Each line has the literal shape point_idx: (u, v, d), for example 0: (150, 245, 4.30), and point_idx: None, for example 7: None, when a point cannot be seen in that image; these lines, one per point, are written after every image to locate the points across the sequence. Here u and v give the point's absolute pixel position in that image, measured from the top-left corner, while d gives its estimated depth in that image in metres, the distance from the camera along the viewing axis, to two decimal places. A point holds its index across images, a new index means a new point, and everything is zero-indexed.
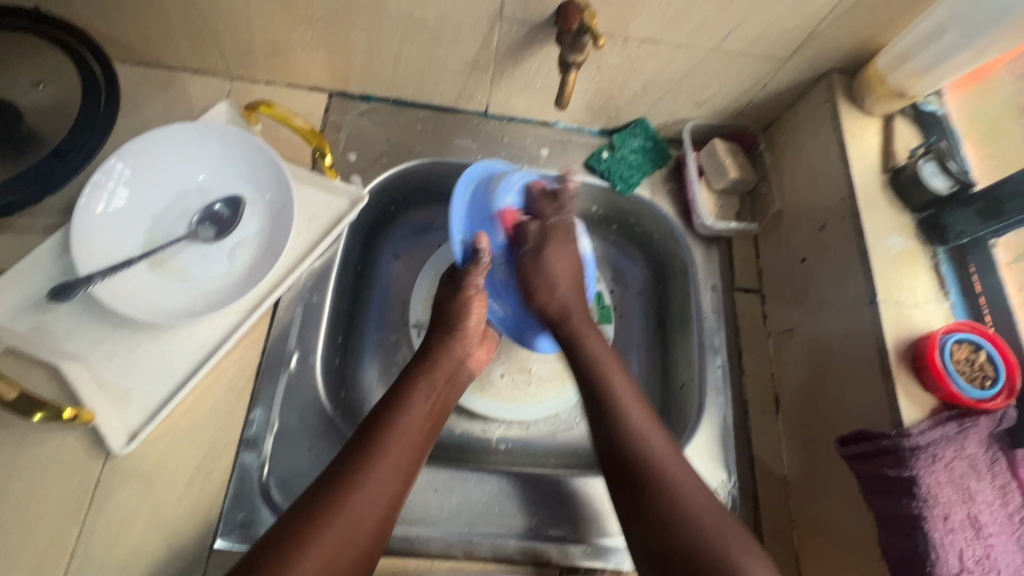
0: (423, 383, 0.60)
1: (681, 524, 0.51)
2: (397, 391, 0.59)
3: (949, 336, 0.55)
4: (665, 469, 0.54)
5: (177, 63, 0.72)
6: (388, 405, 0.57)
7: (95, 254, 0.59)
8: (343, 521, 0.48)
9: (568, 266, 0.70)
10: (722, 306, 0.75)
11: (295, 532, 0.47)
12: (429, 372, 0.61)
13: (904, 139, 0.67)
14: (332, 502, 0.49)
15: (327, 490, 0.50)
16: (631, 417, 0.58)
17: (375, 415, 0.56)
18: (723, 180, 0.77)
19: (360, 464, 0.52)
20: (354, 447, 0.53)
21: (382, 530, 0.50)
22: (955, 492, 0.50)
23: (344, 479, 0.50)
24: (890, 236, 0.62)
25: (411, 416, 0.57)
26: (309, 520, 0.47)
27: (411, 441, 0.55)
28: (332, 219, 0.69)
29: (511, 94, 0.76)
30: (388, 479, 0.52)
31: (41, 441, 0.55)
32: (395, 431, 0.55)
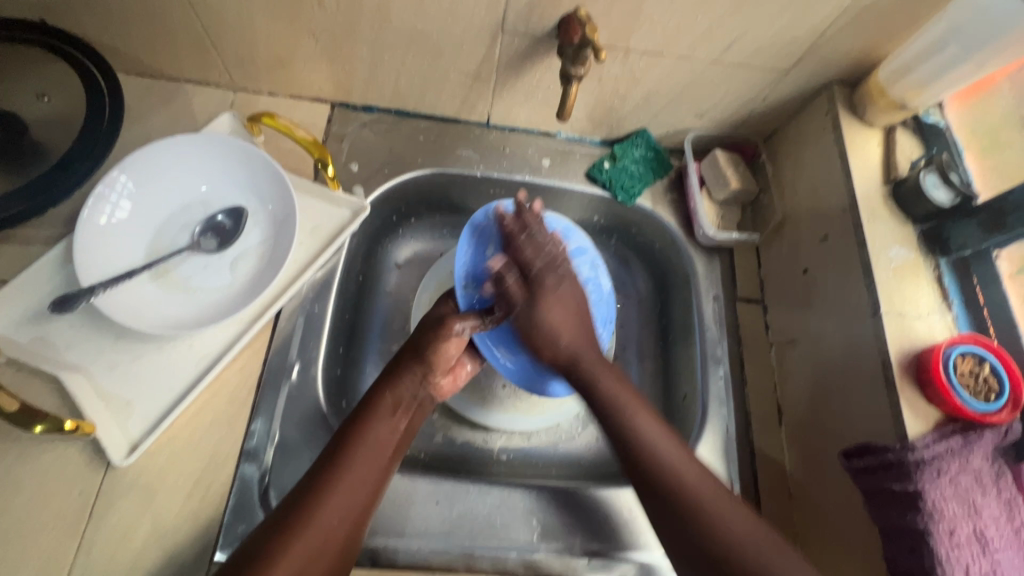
0: (389, 401, 0.59)
1: (716, 537, 0.53)
2: (362, 409, 0.59)
3: (953, 349, 0.54)
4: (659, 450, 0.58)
5: (181, 75, 0.72)
6: (354, 424, 0.56)
7: (98, 265, 0.59)
8: (311, 536, 0.48)
9: (560, 310, 0.66)
10: (724, 316, 0.75)
11: (262, 551, 0.46)
12: (398, 391, 0.60)
13: (905, 150, 0.67)
14: (298, 521, 0.49)
15: (294, 510, 0.49)
16: (628, 410, 0.61)
17: (340, 434, 0.56)
18: (724, 190, 0.77)
19: (325, 482, 0.51)
20: (323, 465, 0.53)
21: (347, 550, 0.50)
22: (961, 506, 0.50)
23: (309, 498, 0.50)
24: (892, 247, 0.62)
25: (377, 433, 0.56)
26: (281, 535, 0.48)
27: (376, 458, 0.55)
28: (334, 230, 0.69)
29: (513, 105, 0.76)
30: (353, 498, 0.52)
31: (42, 453, 0.55)
32: (359, 448, 0.54)
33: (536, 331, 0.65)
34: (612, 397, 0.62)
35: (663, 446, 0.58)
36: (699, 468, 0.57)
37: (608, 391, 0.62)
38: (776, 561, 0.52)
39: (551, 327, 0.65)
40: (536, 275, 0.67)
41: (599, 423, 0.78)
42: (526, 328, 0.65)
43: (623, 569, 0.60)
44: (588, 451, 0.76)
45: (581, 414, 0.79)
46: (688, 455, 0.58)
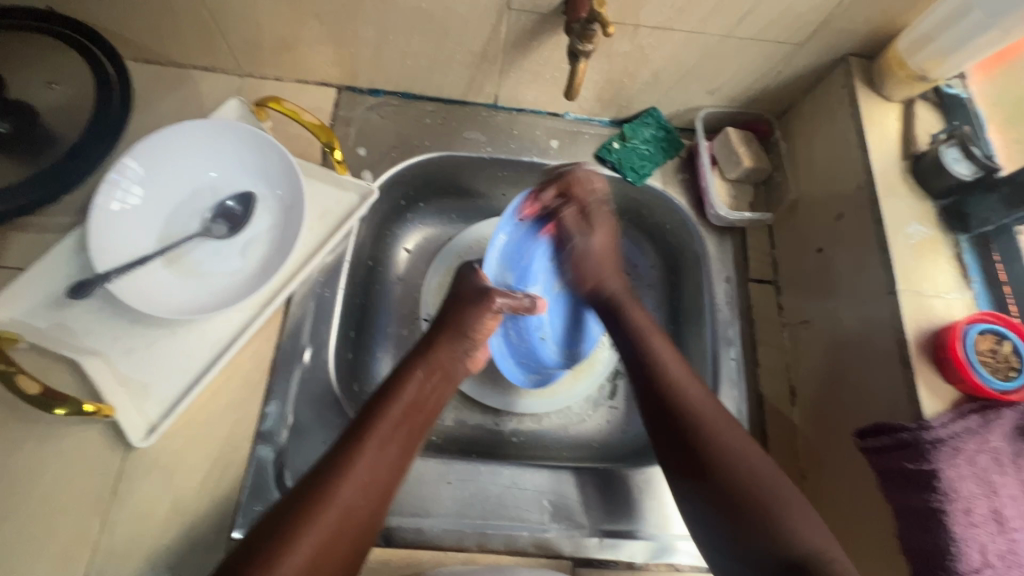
0: (421, 374, 0.60)
1: (709, 449, 0.54)
2: (393, 380, 0.59)
3: (972, 327, 0.53)
4: (678, 400, 0.58)
5: (187, 61, 0.73)
6: (381, 397, 0.57)
7: (111, 252, 0.60)
8: (336, 507, 0.48)
9: (603, 240, 0.73)
10: (736, 297, 0.74)
11: (285, 523, 0.46)
12: (430, 361, 0.61)
13: (925, 124, 0.65)
14: (322, 491, 0.48)
15: (321, 480, 0.49)
16: (654, 345, 0.63)
17: (367, 408, 0.56)
18: (736, 169, 0.75)
19: (350, 451, 0.52)
20: (349, 434, 0.53)
21: (368, 524, 0.50)
22: (977, 486, 0.49)
23: (333, 468, 0.50)
24: (910, 224, 0.60)
25: (402, 407, 0.56)
26: (307, 505, 0.47)
27: (400, 432, 0.55)
28: (342, 214, 0.69)
29: (520, 85, 0.75)
30: (374, 470, 0.52)
31: (64, 435, 0.57)
32: (386, 420, 0.55)
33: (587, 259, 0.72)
34: (637, 330, 0.65)
35: (688, 390, 0.59)
36: (709, 397, 0.59)
37: (636, 325, 0.66)
38: (767, 476, 0.53)
39: (593, 251, 0.73)
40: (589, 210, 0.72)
41: (610, 406, 0.78)
42: (580, 262, 0.72)
43: (634, 549, 0.61)
44: (600, 434, 0.76)
45: (592, 397, 0.79)
46: (699, 385, 0.60)
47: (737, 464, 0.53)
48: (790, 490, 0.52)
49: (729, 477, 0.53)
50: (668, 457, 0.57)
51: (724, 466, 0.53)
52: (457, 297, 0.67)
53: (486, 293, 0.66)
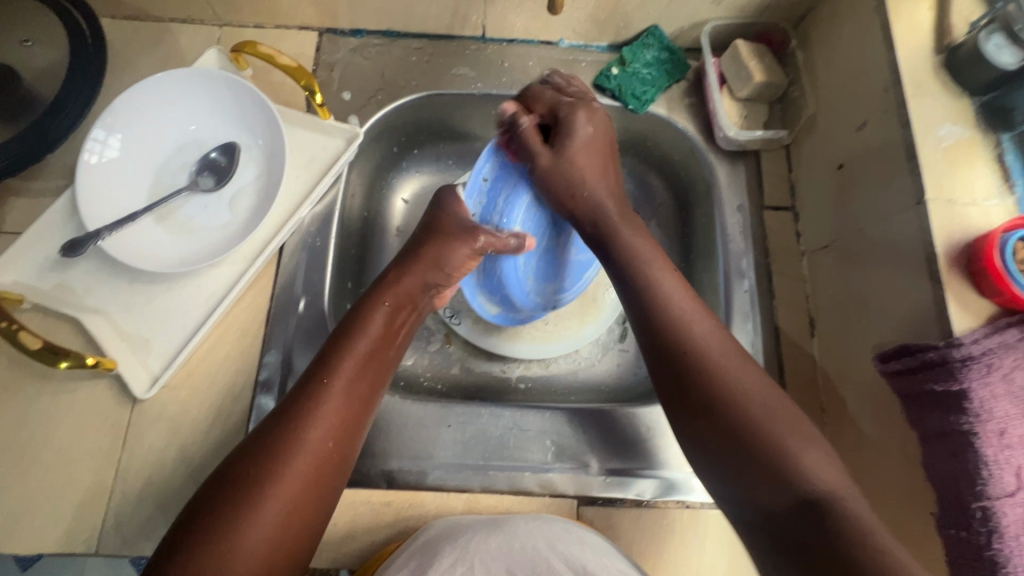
0: (388, 308, 0.58)
1: (721, 406, 0.49)
2: (356, 315, 0.57)
3: (1012, 234, 0.47)
4: (689, 333, 0.53)
5: (164, 14, 0.71)
6: (345, 332, 0.55)
7: (102, 210, 0.60)
8: (305, 451, 0.47)
9: (590, 134, 0.65)
10: (749, 227, 0.69)
11: (248, 470, 0.45)
12: (397, 294, 0.59)
13: (962, 11, 0.57)
14: (289, 438, 0.47)
15: (285, 422, 0.48)
16: (649, 270, 0.57)
17: (330, 349, 0.54)
18: (747, 86, 0.69)
19: (314, 393, 0.50)
20: (312, 374, 0.52)
21: (341, 465, 0.50)
22: (1014, 405, 0.44)
23: (298, 414, 0.49)
24: (942, 125, 0.53)
25: (370, 343, 0.54)
26: (273, 449, 0.47)
27: (370, 365, 0.54)
28: (329, 161, 0.67)
29: (507, 11, 0.70)
30: (342, 411, 0.50)
31: (73, 390, 0.58)
32: (350, 360, 0.53)
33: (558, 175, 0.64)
34: (637, 259, 0.58)
35: (698, 324, 0.54)
36: (724, 340, 0.53)
37: (638, 253, 0.58)
38: (780, 420, 0.48)
39: (575, 171, 0.64)
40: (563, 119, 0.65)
41: (620, 349, 0.76)
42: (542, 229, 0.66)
43: (643, 486, 0.59)
44: (610, 377, 0.74)
45: (601, 340, 0.76)
46: (715, 326, 0.54)
47: (748, 410, 0.49)
48: (812, 445, 0.47)
49: (738, 422, 0.48)
50: (674, 405, 0.52)
51: (733, 409, 0.49)
52: (432, 227, 0.63)
53: (469, 231, 0.62)
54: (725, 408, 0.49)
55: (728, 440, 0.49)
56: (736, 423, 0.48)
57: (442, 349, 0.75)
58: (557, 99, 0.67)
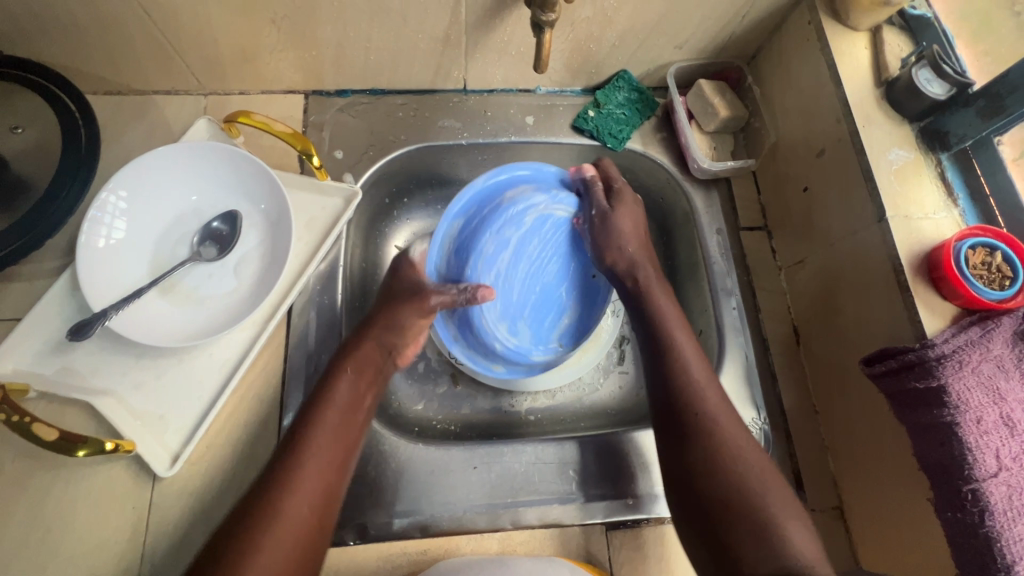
0: (352, 375, 0.60)
1: (720, 476, 0.53)
2: (322, 387, 0.59)
3: (963, 242, 0.54)
4: (703, 396, 0.58)
5: (148, 87, 0.72)
6: (314, 403, 0.57)
7: (106, 289, 0.60)
8: (281, 526, 0.49)
9: (632, 213, 0.71)
10: (729, 247, 0.75)
11: (232, 546, 0.47)
12: (360, 362, 0.61)
13: (894, 49, 0.64)
14: (272, 499, 0.50)
15: (260, 502, 0.50)
16: (677, 336, 0.63)
17: (300, 418, 0.56)
18: (714, 120, 0.75)
19: (288, 468, 0.52)
20: (283, 450, 0.54)
21: (320, 536, 0.51)
22: (986, 395, 0.50)
23: (274, 486, 0.51)
24: (890, 150, 0.60)
25: (336, 409, 0.57)
26: (249, 529, 0.48)
27: (337, 433, 0.56)
28: (329, 220, 0.69)
29: (487, 65, 0.74)
30: (318, 479, 0.53)
31: (89, 474, 0.57)
32: (320, 428, 0.55)
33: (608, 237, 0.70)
34: (660, 313, 0.65)
35: (710, 400, 0.58)
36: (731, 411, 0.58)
37: (661, 313, 0.65)
38: (774, 489, 0.53)
39: (624, 228, 0.70)
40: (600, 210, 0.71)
41: (620, 371, 0.80)
42: (599, 233, 0.71)
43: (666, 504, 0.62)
44: (614, 400, 0.78)
45: (601, 364, 0.80)
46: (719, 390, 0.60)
47: (744, 475, 0.53)
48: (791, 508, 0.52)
49: (735, 483, 0.53)
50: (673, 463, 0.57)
51: (732, 472, 0.53)
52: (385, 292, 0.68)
53: (421, 294, 0.67)
54: (725, 472, 0.54)
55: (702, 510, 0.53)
56: (734, 498, 0.52)
57: (450, 390, 0.77)
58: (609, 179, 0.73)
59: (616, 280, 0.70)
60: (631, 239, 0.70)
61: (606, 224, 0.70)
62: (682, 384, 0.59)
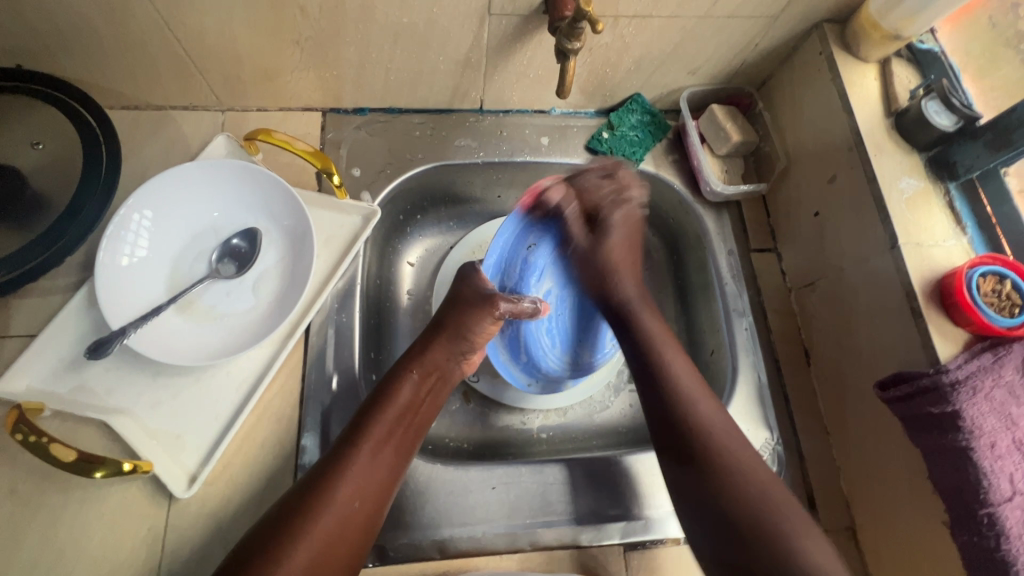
0: (415, 376, 0.61)
1: (728, 495, 0.53)
2: (386, 384, 0.60)
3: (974, 270, 0.56)
4: (704, 418, 0.58)
5: (166, 103, 0.72)
6: (377, 399, 0.59)
7: (125, 306, 0.59)
8: (332, 512, 0.51)
9: (620, 240, 0.75)
10: (740, 269, 0.76)
11: (285, 523, 0.49)
12: (424, 363, 0.63)
13: (902, 81, 0.66)
14: (324, 489, 0.52)
15: (314, 488, 0.52)
16: (662, 361, 0.63)
17: (362, 412, 0.58)
18: (726, 144, 0.77)
19: (345, 459, 0.54)
20: (342, 442, 0.55)
21: (367, 529, 0.53)
22: (999, 420, 0.51)
23: (329, 474, 0.53)
24: (901, 178, 0.62)
25: (398, 405, 0.58)
26: (302, 509, 0.50)
27: (396, 432, 0.57)
28: (348, 238, 0.69)
29: (505, 87, 0.75)
30: (372, 472, 0.54)
31: (102, 495, 0.56)
32: (381, 423, 0.57)
33: (596, 258, 0.74)
34: (650, 334, 0.66)
35: (706, 423, 0.58)
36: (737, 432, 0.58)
37: (649, 330, 0.66)
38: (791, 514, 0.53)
39: (610, 261, 0.74)
40: (602, 218, 0.75)
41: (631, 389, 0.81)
42: (585, 264, 0.75)
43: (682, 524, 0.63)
44: (625, 418, 0.79)
45: (612, 383, 0.81)
46: (717, 411, 0.59)
47: (752, 500, 0.53)
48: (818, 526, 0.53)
49: (744, 507, 0.53)
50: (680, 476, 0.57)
51: (749, 489, 0.54)
52: (454, 294, 0.68)
53: (489, 298, 0.66)
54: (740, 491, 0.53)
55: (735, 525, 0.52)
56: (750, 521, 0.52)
57: (462, 408, 0.77)
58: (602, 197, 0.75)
59: (603, 305, 0.72)
60: (621, 264, 0.74)
61: (597, 250, 0.74)
62: (681, 399, 0.59)
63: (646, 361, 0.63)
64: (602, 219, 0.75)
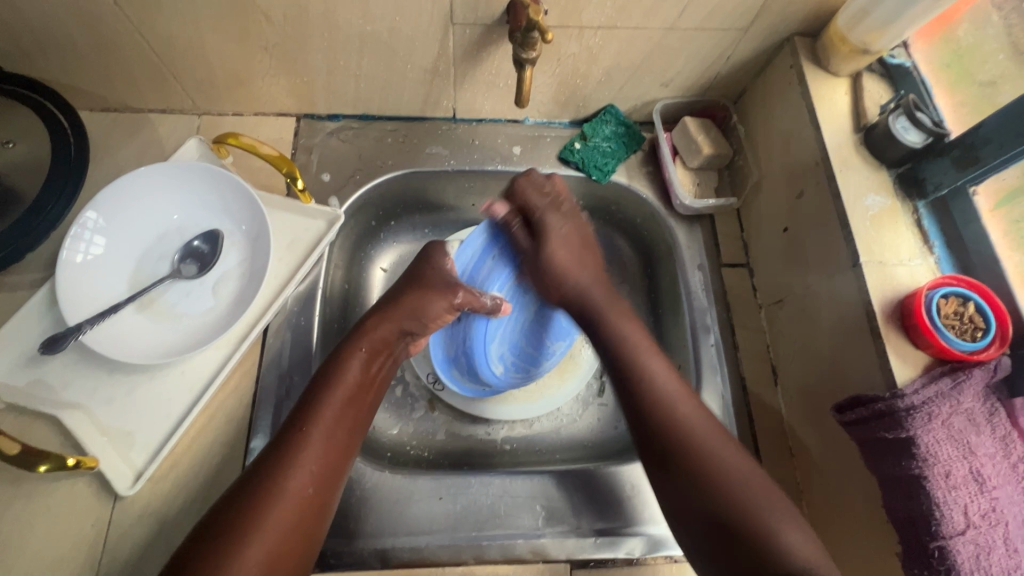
0: (365, 354, 0.61)
1: (705, 487, 0.53)
2: (333, 361, 0.60)
3: (935, 292, 0.54)
4: (676, 413, 0.57)
5: (144, 105, 0.73)
6: (325, 377, 0.58)
7: (83, 303, 0.60)
8: (286, 500, 0.50)
9: (569, 233, 0.71)
10: (710, 284, 0.75)
11: (233, 516, 0.48)
12: (374, 342, 0.62)
13: (874, 95, 0.66)
14: (274, 481, 0.50)
15: (266, 474, 0.51)
16: (643, 362, 0.61)
17: (311, 391, 0.57)
18: (698, 157, 0.76)
19: (295, 443, 0.53)
20: (290, 426, 0.54)
21: (322, 512, 0.52)
22: (955, 449, 0.49)
23: (278, 462, 0.51)
24: (867, 196, 0.61)
25: (350, 385, 0.58)
26: (254, 501, 0.49)
27: (348, 412, 0.57)
28: (311, 242, 0.70)
29: (475, 96, 0.76)
30: (325, 454, 0.54)
31: (51, 490, 0.57)
32: (330, 405, 0.56)
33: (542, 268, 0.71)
34: (624, 341, 0.63)
35: (682, 407, 0.58)
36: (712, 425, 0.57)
37: (624, 336, 0.64)
38: (758, 496, 0.53)
39: (558, 267, 0.69)
40: (540, 217, 0.71)
41: (599, 403, 0.79)
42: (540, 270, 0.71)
43: (632, 544, 0.61)
44: (592, 432, 0.77)
45: (581, 396, 0.79)
46: (693, 400, 0.59)
47: (727, 491, 0.53)
48: (782, 535, 0.51)
49: (726, 498, 0.52)
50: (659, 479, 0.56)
51: (710, 472, 0.54)
52: (414, 273, 0.69)
53: (450, 286, 0.68)
54: (706, 482, 0.53)
55: (699, 510, 0.53)
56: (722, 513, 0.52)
57: (426, 415, 0.76)
58: (533, 200, 0.71)
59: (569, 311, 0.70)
60: (574, 266, 0.70)
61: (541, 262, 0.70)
62: (654, 398, 0.58)
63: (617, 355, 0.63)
64: (540, 222, 0.71)
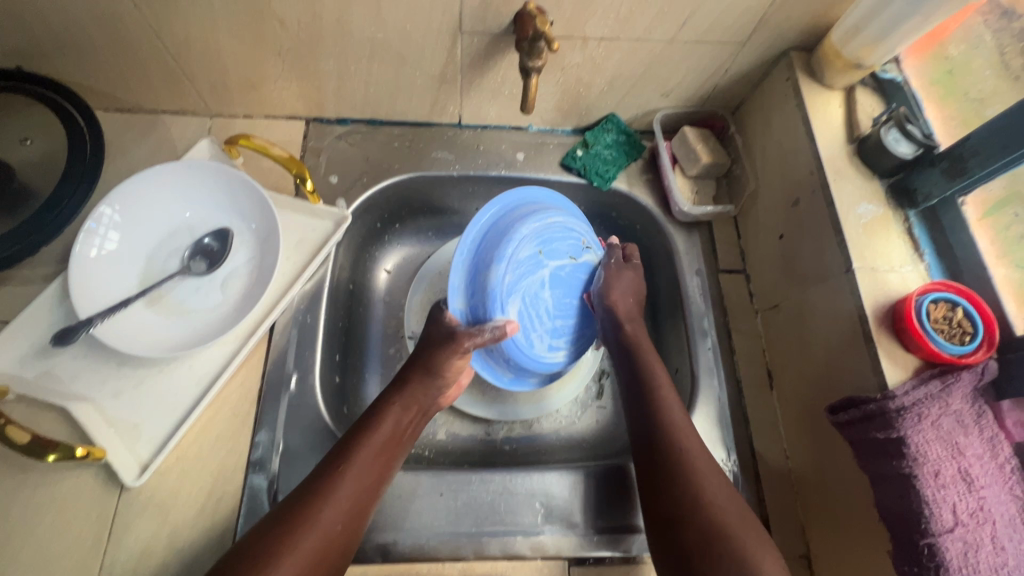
0: (399, 408, 0.61)
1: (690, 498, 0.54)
2: (369, 416, 0.60)
3: (925, 297, 0.56)
4: (667, 431, 0.59)
5: (157, 106, 0.75)
6: (357, 431, 0.58)
7: (94, 297, 0.61)
8: (315, 537, 0.50)
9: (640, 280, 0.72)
10: (708, 288, 0.77)
11: (265, 550, 0.48)
12: (407, 396, 0.62)
13: (866, 108, 0.68)
14: (303, 515, 0.51)
15: (301, 506, 0.51)
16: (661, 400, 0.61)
17: (346, 440, 0.58)
18: (697, 166, 0.78)
19: (328, 484, 0.53)
20: (326, 466, 0.55)
21: (339, 560, 0.52)
22: (944, 448, 0.50)
23: (314, 499, 0.52)
24: (861, 204, 0.63)
25: (383, 435, 0.58)
26: (287, 530, 0.49)
27: (381, 461, 0.57)
28: (318, 241, 0.72)
29: (480, 103, 0.78)
30: (351, 500, 0.54)
31: (57, 481, 0.58)
32: (365, 452, 0.56)
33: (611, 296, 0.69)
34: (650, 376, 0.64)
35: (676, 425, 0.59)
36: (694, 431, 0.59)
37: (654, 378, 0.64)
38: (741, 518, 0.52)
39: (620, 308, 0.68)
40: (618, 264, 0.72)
41: (598, 406, 0.80)
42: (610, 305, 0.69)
43: (630, 543, 0.62)
44: (590, 434, 0.78)
45: (579, 398, 0.80)
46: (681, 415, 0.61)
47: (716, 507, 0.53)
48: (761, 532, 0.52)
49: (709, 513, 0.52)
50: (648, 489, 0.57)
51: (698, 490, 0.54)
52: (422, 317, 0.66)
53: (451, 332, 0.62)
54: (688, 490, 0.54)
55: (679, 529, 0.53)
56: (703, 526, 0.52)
57: None
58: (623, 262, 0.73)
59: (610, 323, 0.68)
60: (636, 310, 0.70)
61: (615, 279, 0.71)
62: (663, 419, 0.60)
63: (639, 388, 0.63)
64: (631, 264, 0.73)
